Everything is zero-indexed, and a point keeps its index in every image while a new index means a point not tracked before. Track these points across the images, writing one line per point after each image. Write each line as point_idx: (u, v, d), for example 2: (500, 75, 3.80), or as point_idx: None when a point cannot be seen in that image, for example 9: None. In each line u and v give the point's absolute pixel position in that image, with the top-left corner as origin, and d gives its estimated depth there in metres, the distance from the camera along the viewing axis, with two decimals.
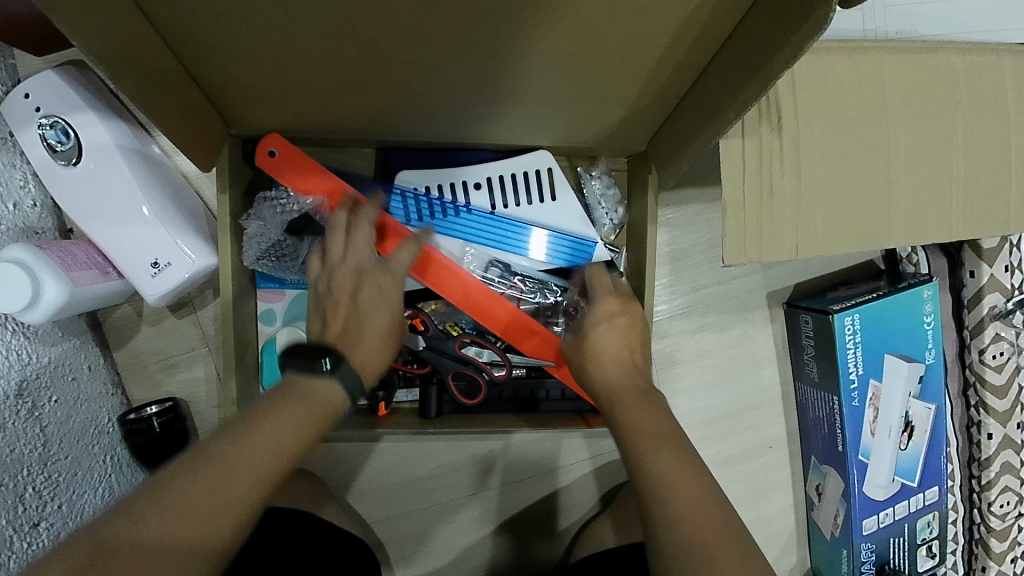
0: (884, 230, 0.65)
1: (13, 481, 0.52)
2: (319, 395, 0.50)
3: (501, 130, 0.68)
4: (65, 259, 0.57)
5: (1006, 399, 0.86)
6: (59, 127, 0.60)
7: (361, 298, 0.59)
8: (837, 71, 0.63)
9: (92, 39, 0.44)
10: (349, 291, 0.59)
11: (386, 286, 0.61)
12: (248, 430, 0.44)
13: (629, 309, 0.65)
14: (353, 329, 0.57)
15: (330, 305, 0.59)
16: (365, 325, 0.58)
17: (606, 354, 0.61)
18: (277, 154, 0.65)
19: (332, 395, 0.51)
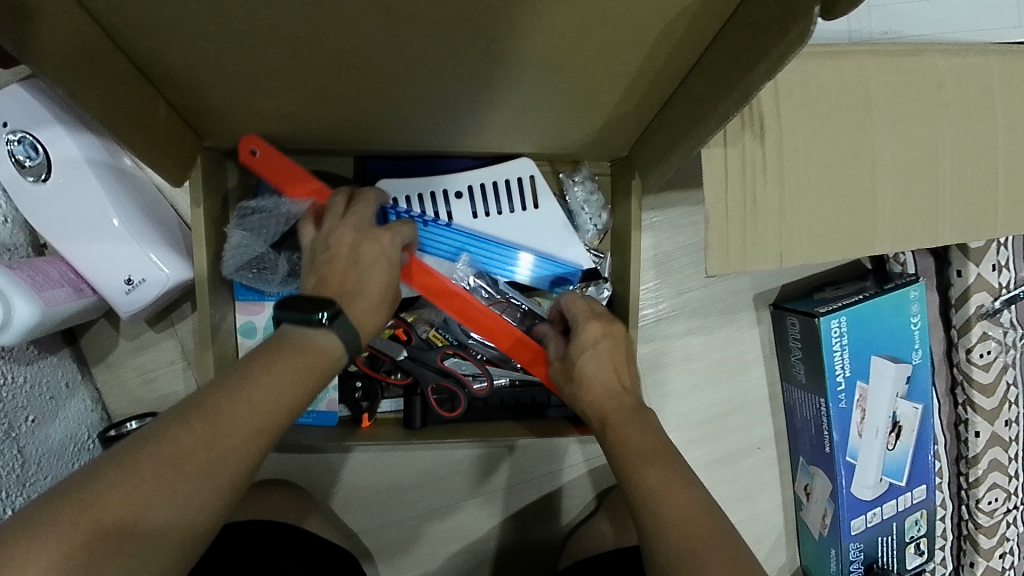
0: (870, 237, 0.60)
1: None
2: (316, 346, 0.49)
3: (478, 140, 0.66)
4: (36, 279, 0.57)
5: (993, 397, 0.85)
6: (27, 142, 0.58)
7: (359, 255, 0.57)
8: (820, 78, 0.58)
9: (49, 68, 0.42)
10: (349, 248, 0.57)
11: (388, 244, 0.59)
12: (242, 383, 0.44)
13: (610, 332, 0.65)
14: (349, 285, 0.56)
15: (326, 262, 0.57)
16: (364, 282, 0.56)
17: (597, 381, 0.62)
18: (258, 155, 0.62)
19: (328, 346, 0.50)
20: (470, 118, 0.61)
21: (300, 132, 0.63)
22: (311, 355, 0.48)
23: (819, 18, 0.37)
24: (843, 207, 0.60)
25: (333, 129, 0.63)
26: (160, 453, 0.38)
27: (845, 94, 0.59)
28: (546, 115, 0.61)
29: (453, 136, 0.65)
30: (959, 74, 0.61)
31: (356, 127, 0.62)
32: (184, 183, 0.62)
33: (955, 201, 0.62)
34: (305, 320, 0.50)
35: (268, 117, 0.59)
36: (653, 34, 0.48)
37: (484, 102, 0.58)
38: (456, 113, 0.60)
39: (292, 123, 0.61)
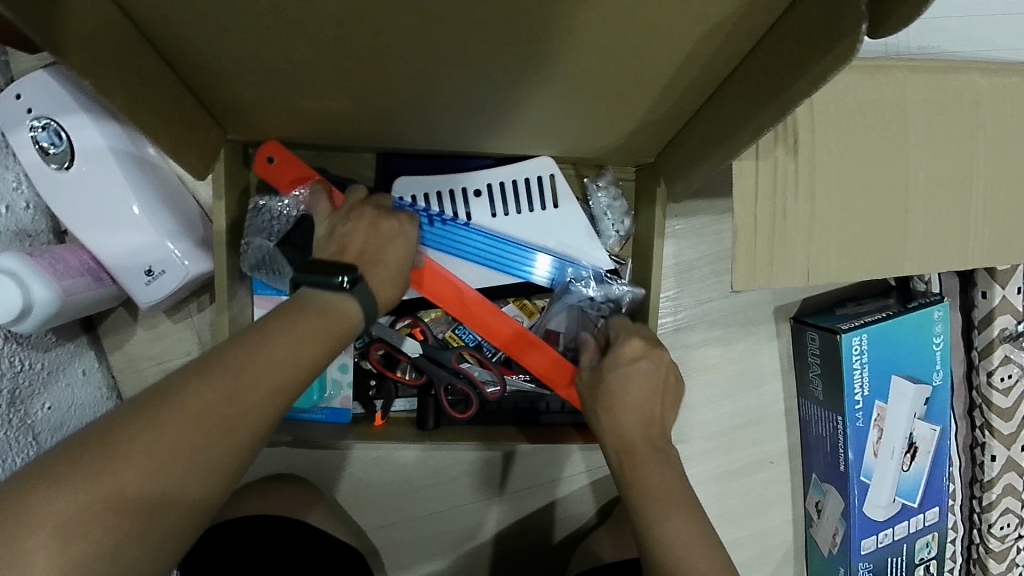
0: (897, 257, 0.59)
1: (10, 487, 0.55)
2: (334, 311, 0.48)
3: (505, 143, 0.66)
4: (57, 268, 0.57)
5: (1011, 421, 0.84)
6: (51, 129, 0.58)
7: (379, 228, 0.58)
8: (859, 91, 0.57)
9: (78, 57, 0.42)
10: (369, 223, 0.58)
11: (407, 223, 0.60)
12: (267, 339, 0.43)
13: (654, 355, 0.64)
14: (370, 254, 0.56)
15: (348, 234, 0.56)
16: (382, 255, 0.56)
17: (625, 404, 0.62)
18: (276, 161, 0.64)
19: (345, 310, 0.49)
20: (498, 120, 0.61)
21: (324, 128, 0.62)
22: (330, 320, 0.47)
23: (871, 36, 0.36)
24: (873, 226, 0.59)
25: (358, 127, 0.62)
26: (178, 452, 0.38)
27: (881, 110, 0.58)
28: (574, 122, 0.60)
29: (481, 137, 0.64)
30: (998, 93, 0.60)
31: (383, 125, 0.62)
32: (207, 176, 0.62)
33: (987, 223, 0.61)
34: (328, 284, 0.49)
35: (294, 114, 0.59)
36: (688, 45, 0.47)
37: (510, 106, 0.57)
38: (483, 115, 0.59)
39: (318, 119, 0.60)
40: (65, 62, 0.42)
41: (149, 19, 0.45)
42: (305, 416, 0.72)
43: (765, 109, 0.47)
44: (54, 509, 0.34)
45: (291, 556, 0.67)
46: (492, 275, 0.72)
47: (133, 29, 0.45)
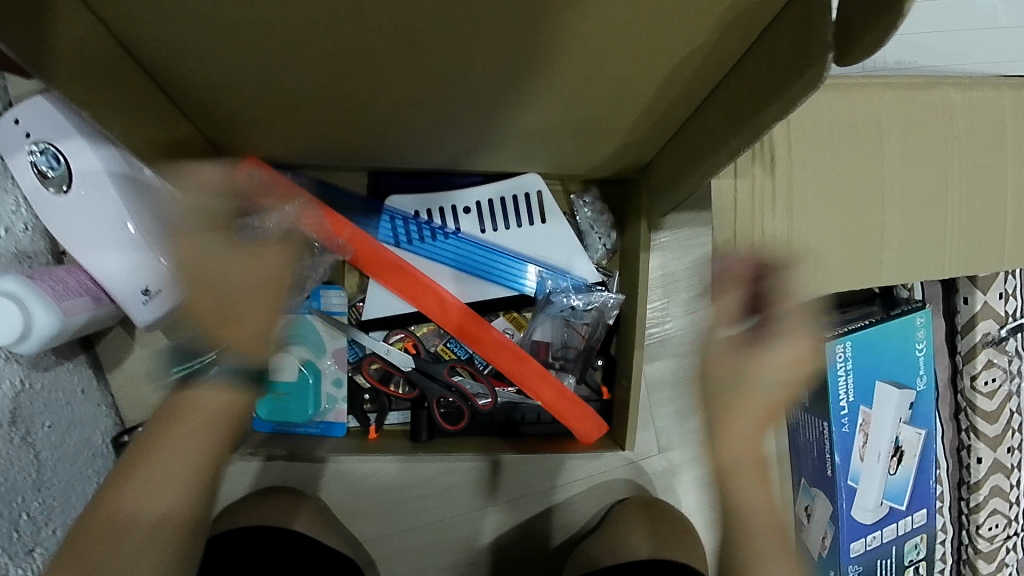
0: (876, 270, 0.61)
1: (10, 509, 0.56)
2: (201, 403, 0.55)
3: (492, 161, 0.67)
4: (57, 289, 0.59)
5: (996, 424, 0.86)
6: (49, 153, 0.59)
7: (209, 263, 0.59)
8: (834, 108, 0.59)
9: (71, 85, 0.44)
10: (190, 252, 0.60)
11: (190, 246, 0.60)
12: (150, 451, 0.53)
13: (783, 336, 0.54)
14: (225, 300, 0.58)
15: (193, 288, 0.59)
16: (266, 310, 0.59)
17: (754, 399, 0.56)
18: (256, 176, 0.64)
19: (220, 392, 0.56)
20: (485, 140, 0.62)
21: (317, 148, 0.64)
22: (202, 415, 0.55)
23: (835, 62, 0.37)
24: (851, 240, 0.60)
25: (347, 148, 0.64)
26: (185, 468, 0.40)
27: (856, 126, 0.60)
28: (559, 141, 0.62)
29: (471, 156, 0.66)
30: (970, 108, 0.61)
31: (370, 145, 0.63)
32: None
33: (963, 233, 0.62)
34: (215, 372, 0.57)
35: (285, 136, 0.60)
36: (665, 69, 0.49)
37: (497, 127, 0.59)
38: (471, 135, 0.61)
39: (309, 141, 0.62)
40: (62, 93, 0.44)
41: (142, 48, 0.46)
42: (300, 430, 0.73)
43: (740, 126, 0.48)
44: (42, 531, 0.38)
45: (283, 562, 0.69)
46: (482, 289, 0.73)
47: (129, 59, 0.47)
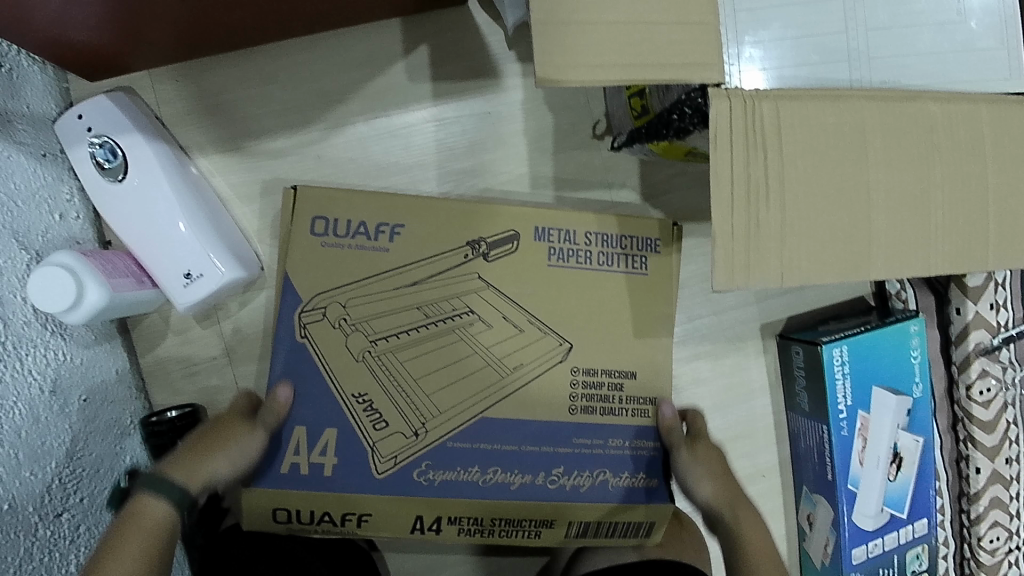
0: (867, 263, 0.59)
1: (62, 497, 0.61)
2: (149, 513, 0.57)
3: (543, 233, 0.72)
4: (106, 268, 0.63)
5: (994, 433, 0.88)
6: (108, 146, 0.65)
7: None
8: (820, 115, 0.57)
9: (332, 359, 0.69)
10: None
11: None
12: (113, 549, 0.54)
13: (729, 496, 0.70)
14: None
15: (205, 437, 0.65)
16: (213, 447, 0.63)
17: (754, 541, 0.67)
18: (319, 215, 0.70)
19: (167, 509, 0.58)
20: (545, 254, 0.72)
21: (374, 240, 0.70)
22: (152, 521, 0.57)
23: None
24: (848, 240, 0.59)
25: (419, 227, 0.71)
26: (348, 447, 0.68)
27: (842, 134, 0.57)
28: (608, 263, 0.73)
29: (520, 229, 0.72)
30: (952, 121, 0.60)
31: (443, 234, 0.71)
32: (286, 202, 0.69)
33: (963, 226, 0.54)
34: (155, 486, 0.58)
35: (350, 243, 0.70)
36: (667, 75, 0.50)
37: (559, 277, 0.72)
38: (539, 263, 0.72)
39: (380, 232, 0.70)
40: (324, 360, 0.69)
41: (335, 360, 0.69)
42: None
43: (659, 321, 0.74)
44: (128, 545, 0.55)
45: (296, 547, 0.71)
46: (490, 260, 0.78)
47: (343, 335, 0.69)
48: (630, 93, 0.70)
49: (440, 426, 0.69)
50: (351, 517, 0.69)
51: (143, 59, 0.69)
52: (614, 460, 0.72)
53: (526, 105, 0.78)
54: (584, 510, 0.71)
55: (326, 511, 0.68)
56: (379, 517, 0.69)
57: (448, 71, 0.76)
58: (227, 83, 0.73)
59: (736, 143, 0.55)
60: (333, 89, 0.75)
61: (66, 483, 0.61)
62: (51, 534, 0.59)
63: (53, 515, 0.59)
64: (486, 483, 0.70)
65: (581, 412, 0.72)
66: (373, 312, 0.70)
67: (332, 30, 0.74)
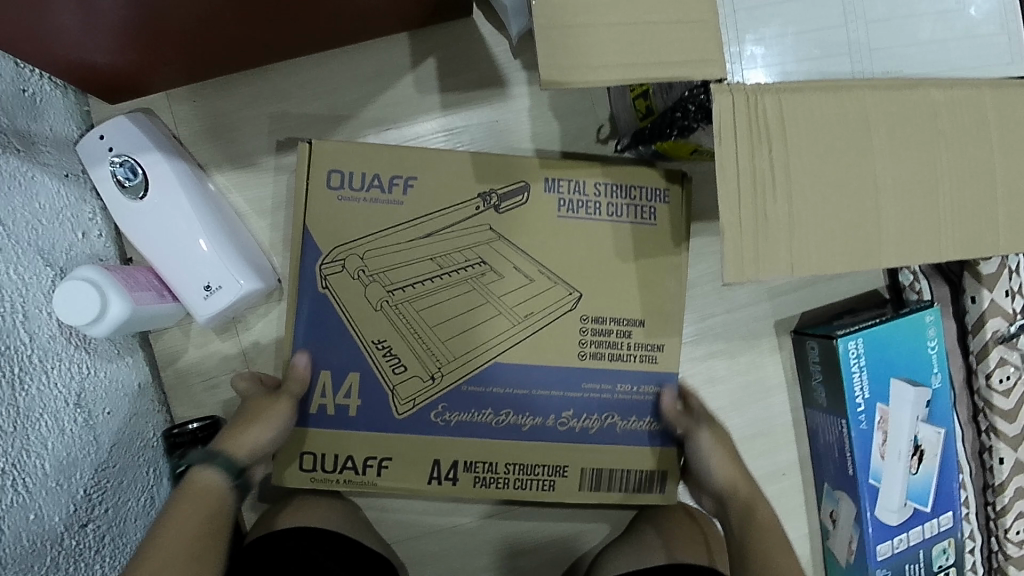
0: (876, 250, 0.59)
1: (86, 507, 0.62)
2: (204, 487, 0.63)
3: (553, 186, 0.73)
4: (128, 281, 0.65)
5: (1015, 423, 0.87)
6: (128, 166, 0.67)
7: None
8: (822, 107, 0.57)
9: (349, 307, 0.71)
10: None
11: None
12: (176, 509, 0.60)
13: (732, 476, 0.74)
14: None
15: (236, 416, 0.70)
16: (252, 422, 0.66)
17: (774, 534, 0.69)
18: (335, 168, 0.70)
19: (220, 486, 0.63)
20: (555, 206, 0.73)
21: (389, 193, 0.71)
22: (206, 487, 0.63)
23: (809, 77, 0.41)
24: (858, 225, 0.58)
25: (432, 183, 0.72)
26: (369, 398, 0.72)
27: (846, 122, 0.57)
28: (616, 215, 0.73)
29: (531, 183, 0.73)
30: (955, 107, 0.59)
31: (454, 191, 0.72)
32: (301, 153, 0.70)
33: None
34: (211, 465, 0.64)
35: (364, 197, 0.71)
36: (672, 73, 0.51)
37: (568, 235, 0.73)
38: (549, 214, 0.73)
39: (394, 186, 0.71)
40: (343, 308, 0.71)
41: (353, 307, 0.71)
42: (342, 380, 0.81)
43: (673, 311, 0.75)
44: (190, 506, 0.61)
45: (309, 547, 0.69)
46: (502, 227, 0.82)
47: (360, 284, 0.71)
48: (634, 95, 0.71)
49: (454, 371, 0.73)
50: (373, 462, 0.73)
51: (160, 81, 0.71)
52: (622, 405, 0.75)
53: (533, 111, 0.79)
54: (593, 453, 0.75)
55: (349, 456, 0.72)
56: (397, 461, 0.73)
57: (455, 82, 0.77)
58: (241, 101, 0.75)
59: (740, 135, 0.55)
60: (344, 103, 0.76)
61: (91, 494, 0.63)
62: (76, 544, 0.60)
63: (78, 526, 0.61)
64: (499, 424, 0.73)
65: (589, 358, 0.74)
66: (388, 261, 0.71)
67: (341, 47, 0.75)
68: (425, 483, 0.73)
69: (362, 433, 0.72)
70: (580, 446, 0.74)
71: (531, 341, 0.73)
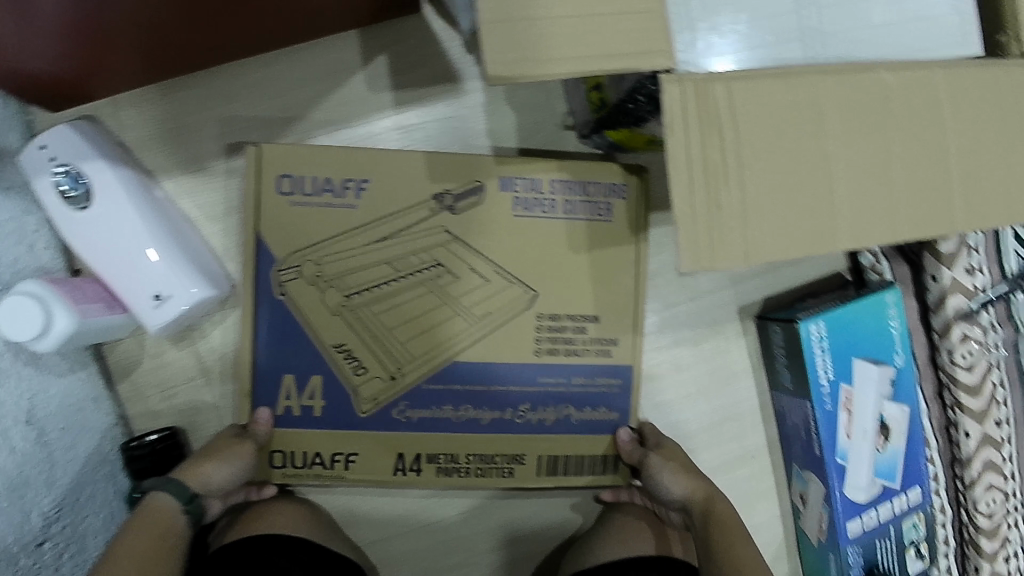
0: (831, 235, 0.55)
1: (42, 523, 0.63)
2: (161, 513, 0.61)
3: (508, 182, 0.72)
4: (74, 294, 0.63)
5: (980, 397, 0.88)
6: (72, 174, 0.65)
7: None
8: (771, 93, 0.54)
9: (307, 311, 0.70)
10: None
11: None
12: (131, 529, 0.59)
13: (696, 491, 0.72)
14: None
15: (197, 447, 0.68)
16: (208, 458, 0.65)
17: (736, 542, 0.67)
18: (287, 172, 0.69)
19: (175, 511, 0.62)
20: (511, 204, 0.72)
21: (341, 197, 0.70)
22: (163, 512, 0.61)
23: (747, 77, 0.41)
24: (814, 210, 0.55)
25: (385, 183, 0.70)
26: (328, 402, 0.71)
27: (797, 107, 0.55)
28: (572, 212, 0.73)
29: (485, 179, 0.72)
30: (907, 88, 0.58)
31: (408, 191, 0.71)
32: (248, 156, 0.68)
33: None
34: (169, 487, 0.63)
35: (316, 200, 0.70)
36: (616, 66, 0.50)
37: (525, 230, 0.73)
38: (505, 213, 0.72)
39: (347, 188, 0.70)
40: (299, 312, 0.70)
41: (311, 311, 0.70)
42: None
43: (635, 301, 0.75)
44: (146, 529, 0.60)
45: (266, 551, 0.68)
46: None
47: (317, 288, 0.70)
48: (588, 88, 0.70)
49: (414, 371, 0.72)
50: (339, 459, 0.72)
51: (101, 87, 0.69)
52: (578, 396, 0.75)
53: (487, 106, 0.78)
54: (551, 441, 0.75)
55: (318, 451, 0.72)
56: (364, 455, 0.72)
57: (406, 78, 0.76)
58: (188, 104, 0.74)
59: (691, 126, 0.52)
60: (293, 104, 0.75)
61: (47, 512, 0.64)
62: (31, 563, 0.62)
63: (32, 545, 0.62)
64: (461, 419, 0.73)
65: (545, 354, 0.74)
66: (346, 264, 0.70)
67: (288, 46, 0.74)
68: (389, 476, 0.73)
69: (325, 433, 0.71)
70: (545, 437, 0.75)
71: (491, 337, 0.73)
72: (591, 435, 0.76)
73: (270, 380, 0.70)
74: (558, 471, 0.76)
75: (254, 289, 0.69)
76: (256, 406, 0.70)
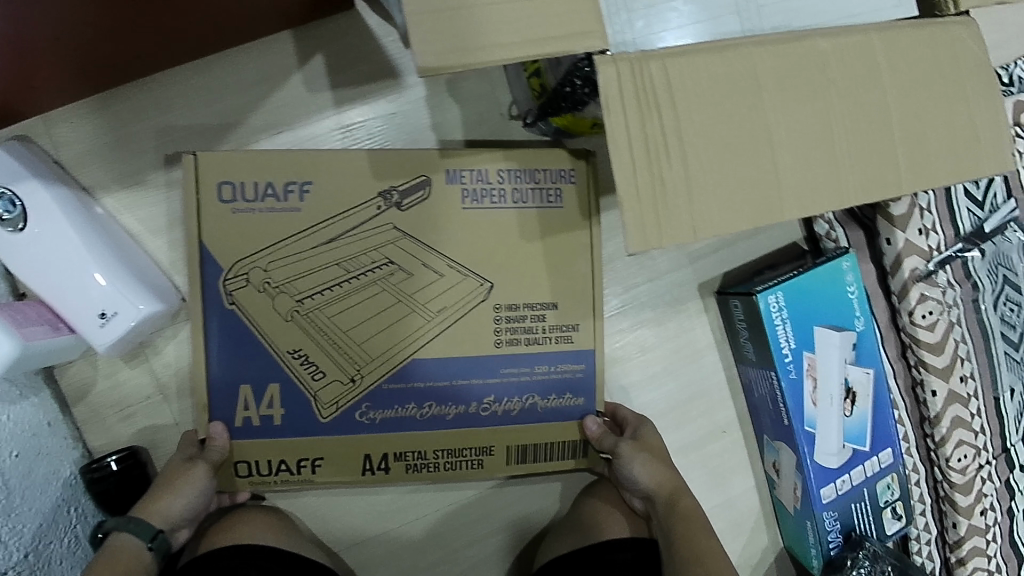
0: (777, 205, 0.53)
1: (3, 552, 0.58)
2: (126, 554, 0.61)
3: (455, 175, 0.72)
4: (16, 317, 0.62)
5: (943, 355, 0.89)
6: (5, 197, 0.64)
7: None
8: (707, 65, 0.50)
9: (259, 320, 0.69)
10: None
11: None
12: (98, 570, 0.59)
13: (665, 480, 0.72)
14: None
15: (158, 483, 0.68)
16: (166, 487, 0.65)
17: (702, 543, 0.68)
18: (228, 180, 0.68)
19: (141, 550, 0.62)
20: (459, 197, 0.72)
21: (285, 201, 0.69)
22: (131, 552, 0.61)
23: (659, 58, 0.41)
24: (759, 182, 0.52)
25: (328, 184, 0.70)
26: (289, 408, 0.71)
27: (733, 81, 0.51)
28: (522, 201, 0.73)
29: (431, 174, 0.71)
30: (843, 55, 0.54)
31: (354, 191, 0.71)
32: (185, 166, 0.67)
33: (860, 159, 0.54)
34: (134, 528, 0.62)
35: (260, 207, 0.69)
36: None
37: (476, 222, 0.72)
38: (453, 207, 0.72)
39: (291, 192, 0.69)
40: (252, 322, 0.69)
41: (263, 320, 0.69)
42: None
43: (591, 285, 0.75)
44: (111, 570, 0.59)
45: (231, 562, 0.67)
46: None
47: (267, 297, 0.69)
48: (528, 73, 0.70)
49: (374, 372, 0.72)
50: (306, 463, 0.72)
51: (30, 106, 0.68)
52: (542, 384, 0.75)
53: (430, 100, 0.77)
54: (518, 431, 0.75)
55: (283, 458, 0.71)
56: (331, 458, 0.72)
57: (344, 77, 0.75)
58: (122, 118, 0.72)
59: (628, 105, 0.48)
60: (231, 110, 0.74)
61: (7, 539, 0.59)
62: None
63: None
64: (425, 416, 0.73)
65: (506, 345, 0.74)
66: (296, 269, 0.70)
67: (221, 52, 0.73)
68: (358, 476, 0.73)
69: (289, 440, 0.71)
70: (511, 428, 0.74)
71: (449, 332, 0.73)
72: (557, 423, 0.76)
73: (227, 391, 0.70)
74: (527, 458, 0.76)
75: (204, 301, 0.68)
76: (214, 419, 0.70)
